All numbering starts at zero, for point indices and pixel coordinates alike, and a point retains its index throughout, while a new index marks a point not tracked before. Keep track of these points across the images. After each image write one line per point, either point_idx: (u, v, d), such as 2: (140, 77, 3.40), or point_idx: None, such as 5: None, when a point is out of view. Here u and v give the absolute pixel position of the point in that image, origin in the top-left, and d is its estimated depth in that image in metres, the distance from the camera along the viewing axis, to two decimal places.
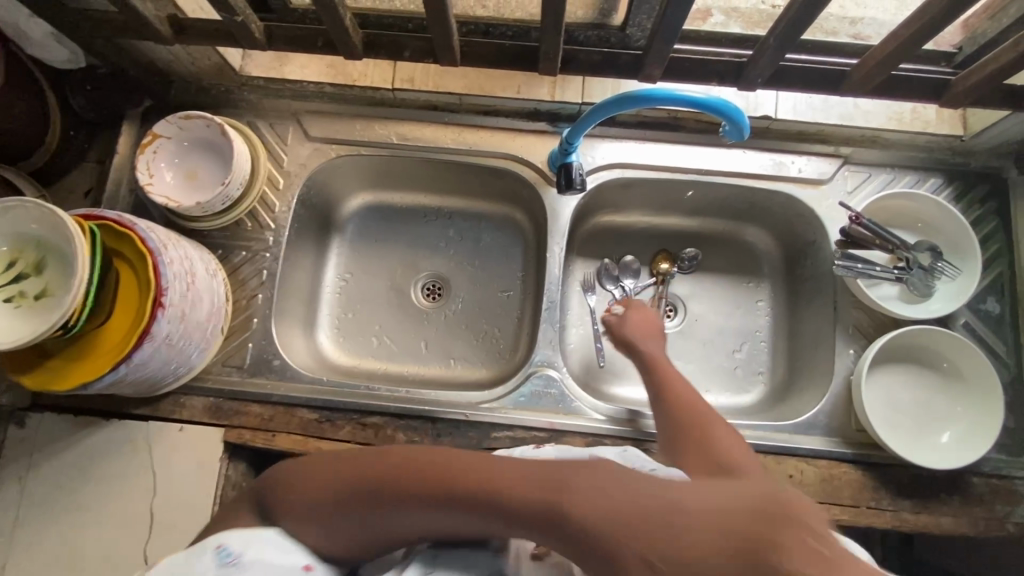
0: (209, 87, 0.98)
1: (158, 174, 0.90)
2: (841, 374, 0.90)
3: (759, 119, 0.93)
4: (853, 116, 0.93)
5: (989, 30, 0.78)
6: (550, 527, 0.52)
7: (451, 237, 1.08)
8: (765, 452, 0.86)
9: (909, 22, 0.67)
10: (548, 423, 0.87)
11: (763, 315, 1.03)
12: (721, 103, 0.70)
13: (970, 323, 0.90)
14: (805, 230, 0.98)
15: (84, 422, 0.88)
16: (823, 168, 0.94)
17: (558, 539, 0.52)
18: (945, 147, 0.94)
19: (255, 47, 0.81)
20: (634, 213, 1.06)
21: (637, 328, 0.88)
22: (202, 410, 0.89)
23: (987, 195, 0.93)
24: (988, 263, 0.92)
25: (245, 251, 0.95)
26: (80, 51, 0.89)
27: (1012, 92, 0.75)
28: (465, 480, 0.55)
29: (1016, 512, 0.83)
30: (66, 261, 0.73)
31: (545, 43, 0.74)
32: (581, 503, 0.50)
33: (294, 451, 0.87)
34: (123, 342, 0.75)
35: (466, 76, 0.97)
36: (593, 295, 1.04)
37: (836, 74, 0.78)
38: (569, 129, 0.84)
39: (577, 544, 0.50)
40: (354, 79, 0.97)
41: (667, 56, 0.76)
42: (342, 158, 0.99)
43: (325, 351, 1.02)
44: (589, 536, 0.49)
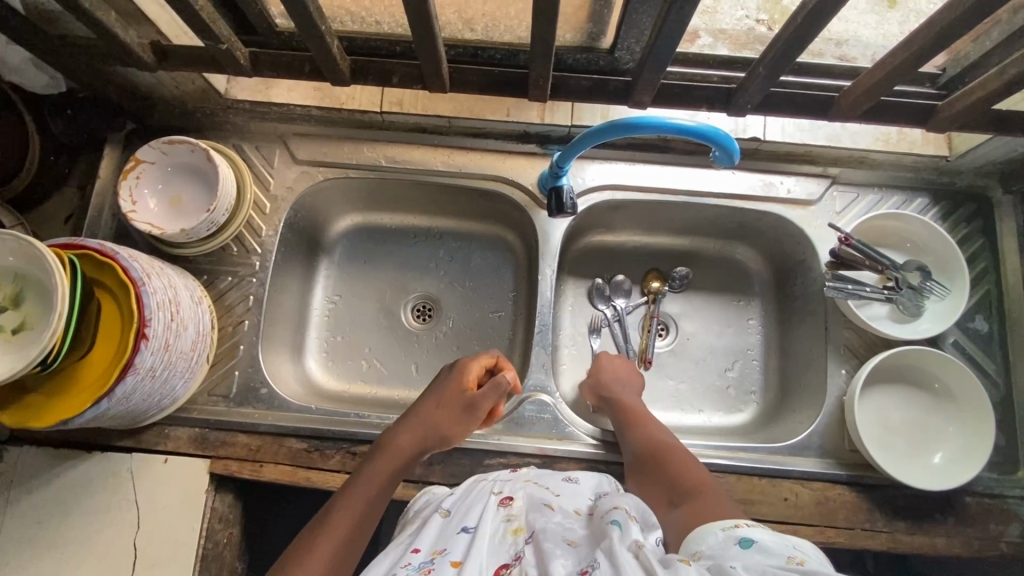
0: (193, 110, 0.96)
1: (140, 201, 0.88)
2: (834, 395, 0.89)
3: (748, 141, 0.93)
4: (840, 137, 0.93)
5: (973, 53, 0.79)
6: (457, 415, 0.80)
7: (441, 258, 1.07)
8: (759, 475, 0.85)
9: (899, 50, 0.67)
10: (539, 449, 0.86)
11: (755, 334, 1.03)
12: (711, 130, 0.70)
13: (959, 341, 0.91)
14: (794, 249, 0.98)
15: (64, 455, 0.85)
16: (811, 189, 0.95)
17: (473, 413, 0.81)
18: (931, 167, 0.94)
19: (240, 73, 0.79)
20: (625, 233, 1.06)
21: (615, 370, 0.92)
22: (188, 441, 0.87)
23: (972, 215, 0.94)
24: (975, 282, 0.93)
25: (231, 276, 0.93)
26: (60, 76, 0.88)
27: (998, 117, 0.75)
28: (401, 448, 0.76)
29: (1009, 531, 0.84)
30: (45, 293, 0.71)
31: (536, 69, 0.74)
32: (436, 403, 0.80)
33: (283, 482, 0.86)
34: (105, 375, 0.73)
35: (455, 100, 0.95)
36: (597, 338, 1.02)
37: (824, 100, 0.78)
38: (559, 153, 0.84)
39: (472, 403, 0.81)
40: (342, 102, 0.95)
41: (658, 81, 0.75)
42: (329, 181, 0.98)
43: (313, 376, 1.00)
44: (465, 397, 0.81)
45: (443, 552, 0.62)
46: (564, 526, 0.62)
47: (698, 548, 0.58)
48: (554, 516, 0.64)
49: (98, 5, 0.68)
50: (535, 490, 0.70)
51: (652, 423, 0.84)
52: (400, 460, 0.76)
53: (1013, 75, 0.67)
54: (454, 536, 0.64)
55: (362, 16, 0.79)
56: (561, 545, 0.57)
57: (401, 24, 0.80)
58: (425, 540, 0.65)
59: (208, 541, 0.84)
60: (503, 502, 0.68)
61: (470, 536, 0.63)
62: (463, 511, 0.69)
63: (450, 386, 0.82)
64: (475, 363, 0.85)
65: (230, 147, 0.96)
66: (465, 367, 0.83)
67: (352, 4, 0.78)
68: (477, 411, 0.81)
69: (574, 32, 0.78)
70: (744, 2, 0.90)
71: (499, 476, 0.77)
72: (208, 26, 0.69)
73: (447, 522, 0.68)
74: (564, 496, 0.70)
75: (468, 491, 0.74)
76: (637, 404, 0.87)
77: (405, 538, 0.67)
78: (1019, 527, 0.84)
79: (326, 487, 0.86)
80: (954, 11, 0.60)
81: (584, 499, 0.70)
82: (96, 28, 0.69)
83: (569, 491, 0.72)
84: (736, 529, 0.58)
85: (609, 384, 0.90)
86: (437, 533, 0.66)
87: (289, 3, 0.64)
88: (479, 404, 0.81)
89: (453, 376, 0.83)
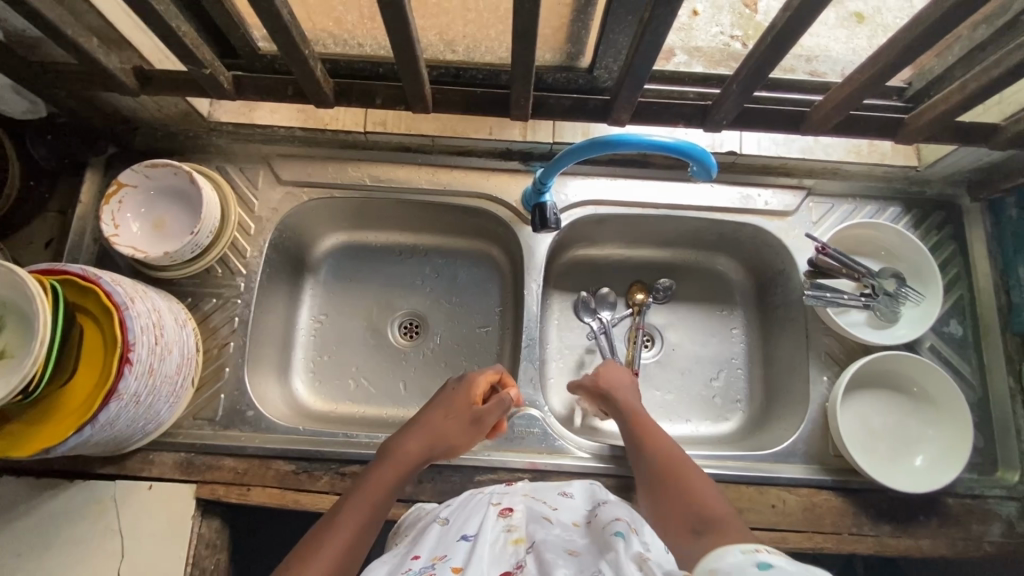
0: (177, 133, 0.97)
1: (123, 225, 0.87)
2: (816, 401, 0.91)
3: (725, 154, 0.95)
4: (814, 150, 0.95)
5: (936, 67, 0.82)
6: (465, 427, 0.77)
7: (426, 274, 1.07)
8: (747, 482, 0.86)
9: (865, 67, 0.69)
10: (528, 463, 0.86)
11: (738, 343, 1.05)
12: (688, 145, 0.72)
13: (935, 345, 0.93)
14: (774, 259, 1.00)
15: (44, 485, 0.84)
16: (787, 200, 0.97)
17: (479, 426, 0.78)
18: (901, 177, 0.98)
19: (224, 96, 0.80)
20: (608, 246, 1.07)
21: (613, 378, 0.88)
22: (172, 465, 0.86)
23: (943, 222, 0.97)
24: (948, 287, 0.95)
25: (216, 298, 0.93)
26: (40, 101, 0.85)
27: (962, 129, 0.78)
28: (408, 455, 0.72)
29: (991, 531, 0.85)
30: (24, 321, 0.70)
31: (517, 89, 0.75)
32: (445, 412, 0.77)
33: (271, 505, 0.85)
34: (88, 402, 0.72)
35: (438, 118, 0.96)
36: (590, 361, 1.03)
37: (797, 114, 0.81)
38: (542, 169, 0.86)
39: (479, 418, 0.78)
40: (325, 123, 0.95)
41: (636, 100, 0.77)
42: (313, 201, 0.98)
43: (300, 397, 1.00)
44: (474, 410, 0.78)
45: (444, 558, 0.61)
46: (565, 537, 0.62)
47: (715, 566, 0.51)
48: (553, 528, 0.64)
49: (81, 32, 0.68)
50: (534, 504, 0.71)
51: (646, 421, 0.81)
52: (404, 468, 0.71)
53: (974, 88, 0.70)
54: (454, 543, 0.64)
55: (344, 39, 0.81)
56: (562, 555, 0.58)
57: (383, 46, 0.81)
58: (425, 547, 0.65)
59: (194, 568, 0.83)
60: (502, 512, 0.69)
61: (471, 543, 0.62)
62: (462, 520, 0.69)
63: (459, 397, 0.79)
64: (483, 379, 0.82)
65: (213, 169, 0.97)
66: (474, 381, 0.81)
67: (335, 27, 0.79)
68: (483, 425, 0.78)
69: (553, 52, 0.80)
70: (718, 20, 0.95)
71: (497, 488, 0.77)
72: (192, 51, 0.69)
73: (446, 530, 0.68)
74: (562, 509, 0.70)
75: (466, 502, 0.75)
76: (631, 406, 0.83)
77: (404, 548, 0.67)
78: (1000, 527, 0.86)
79: (315, 510, 0.85)
80: (913, 30, 0.63)
81: (581, 511, 0.71)
82: (79, 54, 0.69)
83: (567, 505, 0.72)
84: (756, 553, 0.50)
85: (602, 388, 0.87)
86: (437, 539, 0.66)
87: (272, 28, 0.65)
88: (485, 417, 0.78)
89: (463, 388, 0.80)
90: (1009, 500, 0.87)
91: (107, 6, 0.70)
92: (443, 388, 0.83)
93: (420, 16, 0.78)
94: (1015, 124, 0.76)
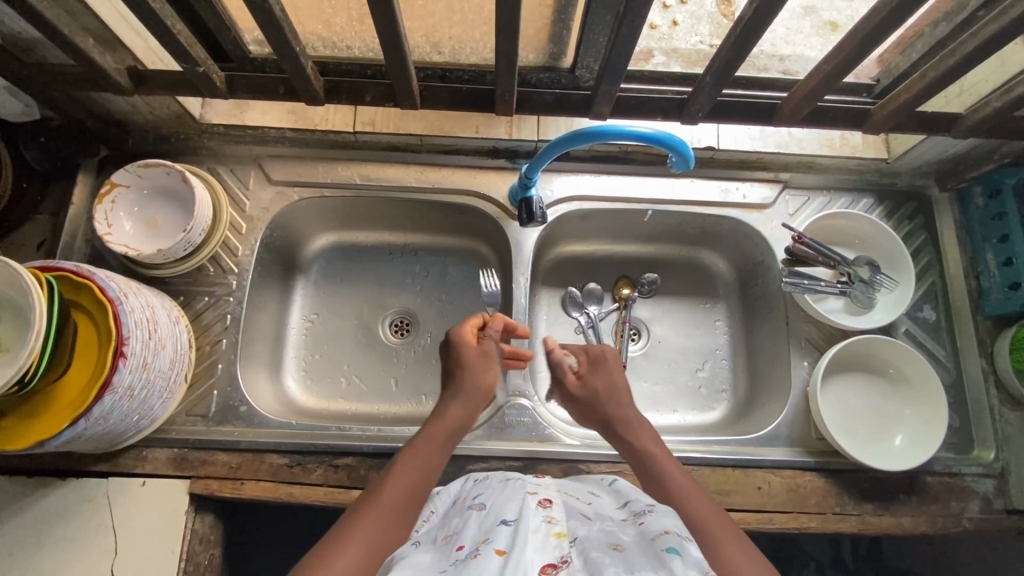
0: (168, 135, 0.99)
1: (116, 224, 0.89)
2: (798, 387, 0.94)
3: (703, 150, 0.99)
4: (788, 144, 0.99)
5: (901, 64, 0.86)
6: (484, 366, 0.80)
7: (417, 273, 1.09)
8: (733, 466, 0.88)
9: (830, 59, 0.73)
10: (519, 452, 0.88)
11: (722, 334, 1.07)
12: (667, 135, 0.75)
13: (910, 330, 0.96)
14: (754, 251, 1.03)
15: (36, 483, 0.84)
16: (765, 193, 1.01)
17: (492, 359, 0.81)
18: (872, 169, 1.02)
19: (217, 96, 0.82)
20: (594, 242, 1.10)
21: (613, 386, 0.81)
22: (166, 462, 0.87)
23: (914, 212, 1.01)
24: (921, 274, 0.99)
25: (208, 296, 0.94)
26: (35, 104, 0.88)
27: (925, 119, 0.82)
28: (451, 415, 0.74)
29: (969, 507, 0.88)
30: (20, 314, 0.71)
31: (502, 84, 0.78)
32: (461, 368, 0.79)
33: (266, 498, 0.85)
34: (83, 395, 0.73)
35: (426, 118, 0.99)
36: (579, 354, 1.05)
37: (769, 107, 0.85)
38: (527, 164, 0.88)
39: (488, 354, 0.81)
40: (316, 124, 0.98)
41: (615, 94, 0.80)
42: (304, 201, 1.00)
43: (292, 395, 1.01)
44: (482, 351, 0.81)
45: (487, 543, 0.59)
46: (605, 534, 0.63)
47: None
48: (592, 525, 0.65)
49: (77, 31, 0.71)
50: (569, 499, 0.71)
51: (642, 428, 0.77)
52: (451, 426, 0.74)
53: (933, 78, 0.74)
54: (494, 529, 0.62)
55: (334, 41, 0.83)
56: (607, 552, 0.59)
57: (371, 48, 0.84)
58: (468, 536, 0.63)
59: (188, 564, 0.83)
60: (542, 502, 0.65)
61: (512, 529, 0.60)
62: (500, 506, 0.66)
63: (461, 347, 0.81)
64: (473, 321, 0.84)
65: (205, 170, 0.98)
66: (467, 327, 0.83)
67: (323, 30, 0.82)
68: (493, 356, 0.81)
69: (536, 52, 0.84)
70: (697, 30, 0.99)
71: (529, 478, 0.73)
72: (186, 49, 0.72)
73: (484, 516, 0.65)
74: (597, 506, 0.71)
75: (501, 487, 0.72)
76: (623, 416, 0.78)
77: (443, 540, 0.65)
78: (977, 503, 0.89)
79: (309, 502, 0.86)
80: (872, 23, 0.67)
81: (616, 508, 0.71)
82: (76, 54, 0.71)
83: (600, 504, 0.73)
84: None
85: (588, 396, 0.81)
86: (478, 526, 0.64)
87: (265, 26, 0.67)
88: (492, 352, 0.82)
89: (460, 339, 0.81)
90: (986, 477, 0.90)
91: (102, 8, 0.73)
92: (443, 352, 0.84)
93: (407, 18, 0.81)
94: (974, 114, 0.80)
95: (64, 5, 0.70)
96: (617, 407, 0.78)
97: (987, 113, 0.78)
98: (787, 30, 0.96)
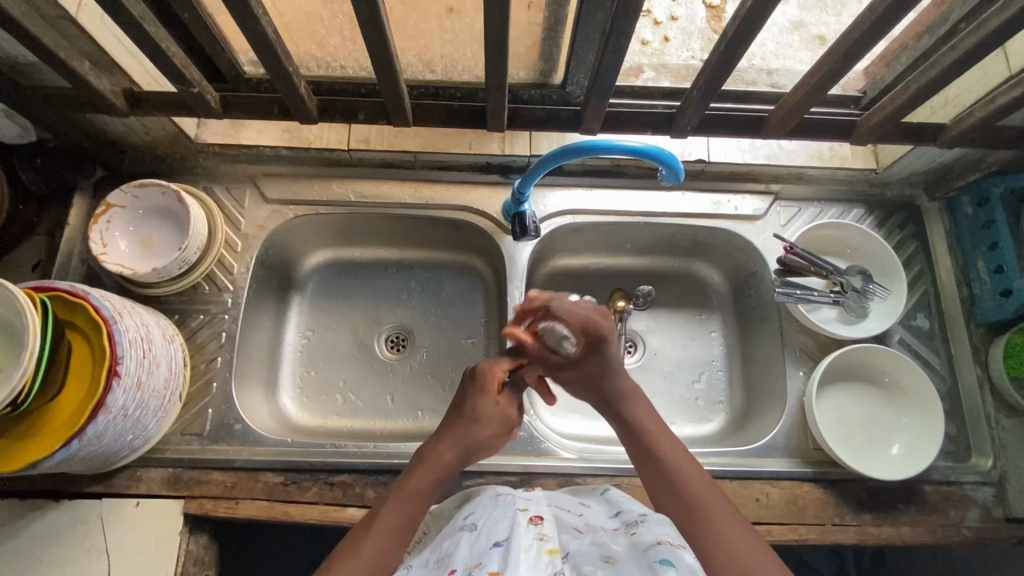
0: (165, 155, 1.00)
1: (111, 244, 0.89)
2: (794, 397, 0.94)
3: (694, 163, 1.00)
4: (778, 156, 1.00)
5: (886, 76, 0.86)
6: (493, 427, 0.77)
7: (412, 288, 1.09)
8: (730, 477, 0.88)
9: (814, 72, 0.74)
10: (516, 467, 0.87)
11: (718, 345, 1.07)
12: (656, 149, 0.76)
13: (904, 338, 0.97)
14: (747, 262, 1.04)
15: (30, 505, 0.83)
16: (756, 205, 1.02)
17: (505, 421, 0.78)
18: (862, 180, 1.03)
19: (211, 115, 0.83)
20: (589, 256, 1.11)
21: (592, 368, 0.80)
22: (160, 481, 0.86)
23: (904, 222, 1.02)
24: (913, 283, 0.99)
25: (203, 314, 0.94)
26: (32, 126, 0.88)
27: (911, 130, 0.84)
28: (440, 467, 0.73)
29: (968, 516, 0.88)
30: (14, 336, 0.71)
31: (492, 100, 0.79)
32: (467, 417, 0.76)
33: (260, 517, 0.85)
34: (76, 415, 0.73)
35: (419, 135, 1.00)
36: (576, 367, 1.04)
37: (757, 120, 0.86)
38: (520, 179, 0.89)
39: (504, 416, 0.78)
40: (310, 141, 0.99)
41: (604, 109, 0.81)
42: (299, 218, 1.01)
43: (287, 412, 1.00)
44: (499, 409, 0.78)
45: (479, 566, 0.59)
46: (598, 546, 0.64)
47: None
48: (584, 539, 0.66)
49: (73, 55, 0.72)
50: (560, 512, 0.71)
51: (636, 397, 0.79)
52: (438, 478, 0.72)
53: (916, 89, 0.75)
54: (486, 550, 0.61)
55: (327, 61, 0.85)
56: (600, 565, 0.60)
57: (364, 67, 0.86)
58: (459, 558, 0.63)
59: None
60: (533, 519, 0.65)
61: (505, 549, 0.60)
62: (491, 526, 0.66)
63: (483, 396, 0.78)
64: (499, 367, 0.80)
65: (200, 189, 0.99)
66: (491, 376, 0.79)
67: (318, 50, 0.84)
68: (509, 417, 0.79)
69: (526, 70, 0.85)
70: (688, 47, 1.02)
71: (519, 493, 0.74)
72: (181, 70, 0.73)
73: (477, 537, 0.65)
74: (587, 516, 0.72)
75: (492, 503, 0.72)
76: (620, 389, 0.79)
77: (438, 562, 0.65)
78: (976, 512, 0.88)
79: (304, 521, 0.85)
80: (853, 37, 0.68)
81: (607, 518, 0.73)
82: (72, 77, 0.72)
83: (590, 513, 0.74)
84: None
85: (584, 372, 0.81)
86: (469, 547, 0.64)
87: (258, 47, 0.68)
88: (510, 414, 0.79)
89: (486, 383, 0.78)
90: (984, 485, 0.90)
91: (99, 31, 0.74)
92: (461, 382, 0.81)
93: (399, 38, 0.83)
94: (958, 123, 0.82)
95: (61, 29, 0.72)
96: (616, 381, 0.79)
97: (971, 123, 0.79)
98: (777, 45, 0.99)
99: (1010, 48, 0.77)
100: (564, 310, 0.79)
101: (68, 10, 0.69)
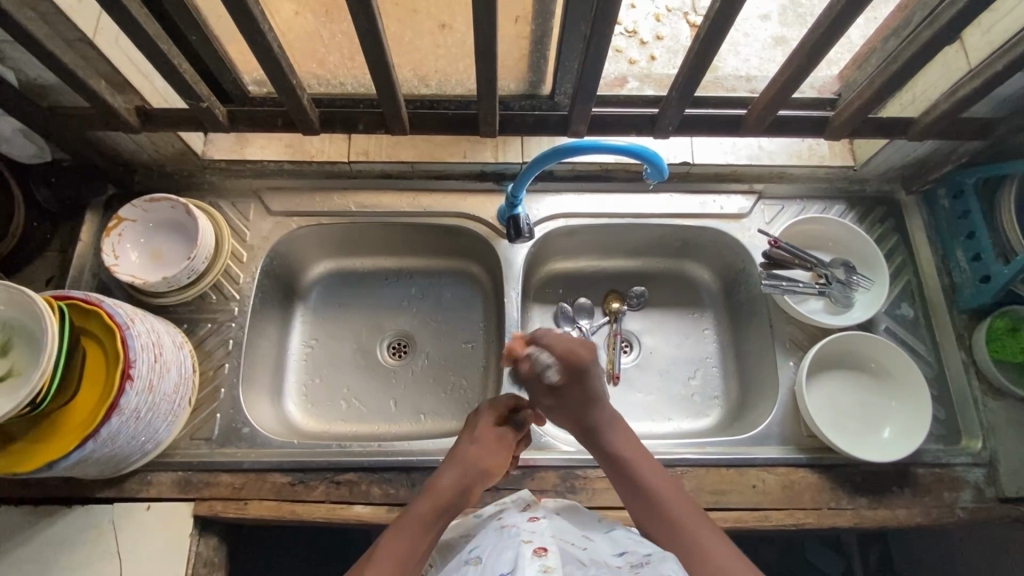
0: (174, 173, 1.05)
1: (123, 255, 0.93)
2: (786, 387, 0.96)
3: (679, 165, 1.04)
4: (759, 156, 1.05)
5: (859, 78, 0.91)
6: (493, 450, 0.81)
7: (413, 296, 1.13)
8: (726, 465, 0.90)
9: (782, 72, 0.79)
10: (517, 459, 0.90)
11: (711, 342, 1.10)
12: (640, 147, 0.80)
13: (891, 327, 1.00)
14: (735, 259, 1.07)
15: (43, 511, 0.85)
16: (742, 204, 1.06)
17: (503, 444, 0.82)
18: (842, 177, 1.07)
19: (218, 129, 0.87)
20: (582, 259, 1.14)
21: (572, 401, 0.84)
22: (170, 485, 0.88)
23: (884, 216, 1.06)
24: (896, 273, 1.03)
25: (211, 323, 0.98)
26: (48, 146, 0.93)
27: (880, 123, 0.89)
28: (441, 490, 0.76)
29: (961, 497, 0.90)
30: (32, 340, 0.74)
31: (483, 107, 0.83)
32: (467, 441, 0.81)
33: (268, 517, 0.87)
34: (90, 417, 0.76)
35: (416, 146, 1.05)
36: None
37: (735, 120, 0.90)
38: (512, 184, 0.94)
39: (501, 440, 0.82)
40: (312, 155, 1.04)
41: (589, 112, 0.85)
42: (302, 229, 1.05)
43: (294, 419, 1.03)
44: (496, 435, 0.82)
45: None
46: None
47: None
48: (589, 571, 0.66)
49: (90, 75, 0.77)
50: (565, 545, 0.71)
51: (620, 427, 0.84)
52: (439, 502, 0.75)
53: (881, 82, 0.80)
54: None
55: (328, 79, 0.90)
56: None
57: (363, 83, 0.91)
58: None
59: None
60: (538, 551, 0.66)
61: None
62: (495, 558, 0.67)
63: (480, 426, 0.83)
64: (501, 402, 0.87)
65: (207, 204, 1.03)
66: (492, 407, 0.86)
67: (318, 68, 0.90)
68: (507, 441, 0.83)
69: (517, 82, 0.90)
70: (672, 61, 1.08)
71: (524, 523, 0.74)
72: (191, 87, 0.78)
73: (481, 570, 0.67)
74: (592, 549, 0.72)
75: (497, 535, 0.72)
76: (601, 420, 0.84)
77: None
78: (968, 493, 0.90)
79: (311, 519, 0.87)
80: (814, 37, 0.73)
81: (611, 555, 0.71)
82: (89, 96, 0.77)
83: (594, 545, 0.73)
84: None
85: (569, 400, 0.84)
86: None
87: (263, 60, 0.73)
88: (506, 439, 0.83)
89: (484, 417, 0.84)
90: (975, 466, 0.92)
91: (115, 54, 0.79)
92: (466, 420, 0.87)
93: (396, 54, 0.88)
94: (925, 117, 0.86)
95: (80, 51, 0.77)
96: (601, 411, 0.84)
97: (936, 115, 0.84)
98: (759, 57, 1.05)
99: (969, 44, 0.82)
100: (548, 338, 0.84)
101: (85, 33, 0.74)
